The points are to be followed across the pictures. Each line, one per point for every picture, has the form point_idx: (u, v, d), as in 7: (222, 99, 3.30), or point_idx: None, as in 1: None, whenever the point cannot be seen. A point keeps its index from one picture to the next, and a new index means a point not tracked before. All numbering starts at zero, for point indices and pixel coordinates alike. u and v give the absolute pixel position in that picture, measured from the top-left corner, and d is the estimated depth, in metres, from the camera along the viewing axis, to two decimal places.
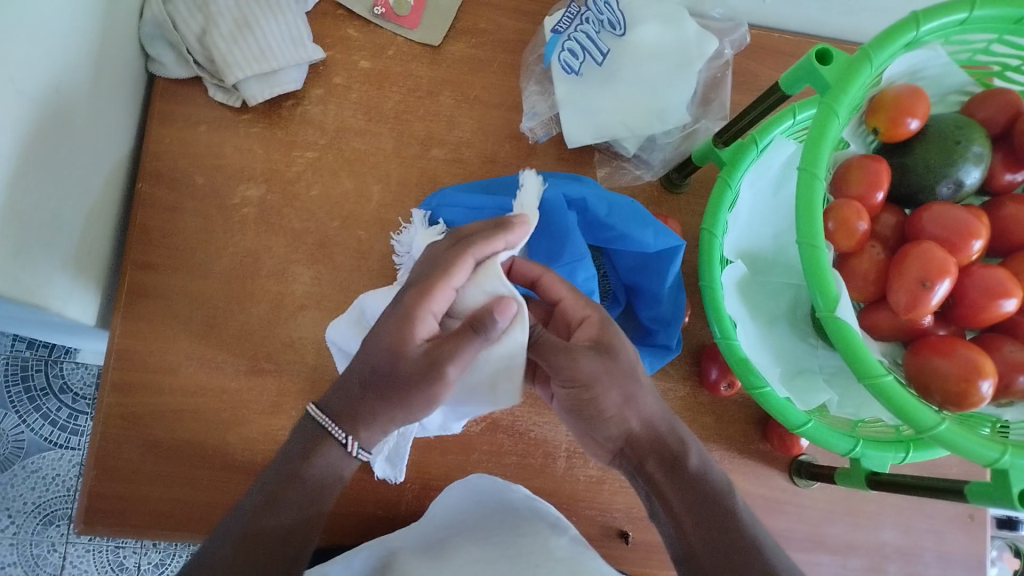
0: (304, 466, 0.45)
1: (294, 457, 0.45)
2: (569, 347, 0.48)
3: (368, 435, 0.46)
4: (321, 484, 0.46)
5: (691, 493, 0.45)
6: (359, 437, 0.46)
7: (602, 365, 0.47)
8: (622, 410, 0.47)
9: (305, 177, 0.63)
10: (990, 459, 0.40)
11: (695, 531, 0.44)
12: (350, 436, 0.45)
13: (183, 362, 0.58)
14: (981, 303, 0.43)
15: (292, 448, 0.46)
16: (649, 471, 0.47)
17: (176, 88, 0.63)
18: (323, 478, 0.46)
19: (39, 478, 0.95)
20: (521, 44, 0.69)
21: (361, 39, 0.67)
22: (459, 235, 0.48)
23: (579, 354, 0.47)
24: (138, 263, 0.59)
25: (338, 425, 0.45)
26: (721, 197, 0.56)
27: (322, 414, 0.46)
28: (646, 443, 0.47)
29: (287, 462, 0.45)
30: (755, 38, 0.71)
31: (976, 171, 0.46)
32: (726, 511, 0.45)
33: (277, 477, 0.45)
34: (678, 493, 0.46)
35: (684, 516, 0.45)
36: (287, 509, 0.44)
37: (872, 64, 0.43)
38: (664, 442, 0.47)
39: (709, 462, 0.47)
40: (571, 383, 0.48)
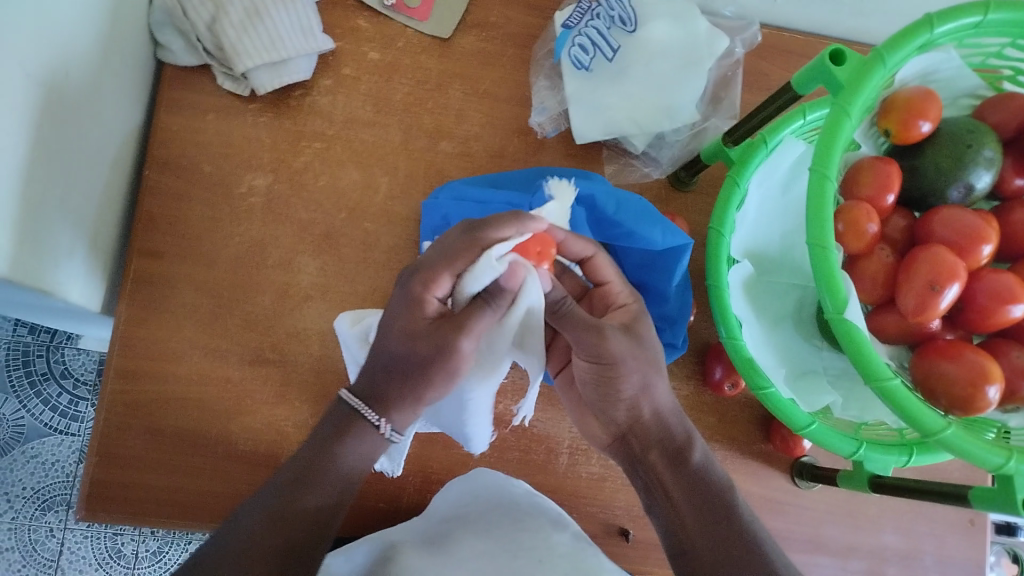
0: (330, 452, 0.46)
1: (319, 444, 0.46)
2: (597, 324, 0.46)
3: (399, 416, 0.46)
4: (350, 470, 0.46)
5: (694, 489, 0.46)
6: (391, 419, 0.46)
7: (629, 347, 0.46)
8: (641, 394, 0.47)
9: (313, 167, 0.63)
10: (994, 464, 0.40)
11: (699, 526, 0.45)
12: (382, 418, 0.46)
13: (187, 350, 0.58)
14: (990, 308, 0.43)
15: (322, 430, 0.47)
16: (652, 460, 0.48)
17: (184, 76, 0.63)
18: (350, 466, 0.46)
19: (39, 463, 0.95)
20: (531, 38, 0.68)
21: (371, 30, 0.66)
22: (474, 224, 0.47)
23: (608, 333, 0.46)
24: (144, 251, 0.59)
25: (369, 407, 0.46)
26: (731, 196, 0.56)
27: (358, 402, 0.46)
28: (654, 433, 0.48)
29: (315, 448, 0.46)
30: (767, 37, 0.70)
31: (987, 175, 0.46)
32: (732, 507, 0.46)
33: (297, 469, 0.45)
34: (680, 487, 0.47)
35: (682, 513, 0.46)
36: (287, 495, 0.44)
37: (885, 65, 0.42)
38: (668, 432, 0.48)
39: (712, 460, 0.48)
40: (595, 360, 0.47)
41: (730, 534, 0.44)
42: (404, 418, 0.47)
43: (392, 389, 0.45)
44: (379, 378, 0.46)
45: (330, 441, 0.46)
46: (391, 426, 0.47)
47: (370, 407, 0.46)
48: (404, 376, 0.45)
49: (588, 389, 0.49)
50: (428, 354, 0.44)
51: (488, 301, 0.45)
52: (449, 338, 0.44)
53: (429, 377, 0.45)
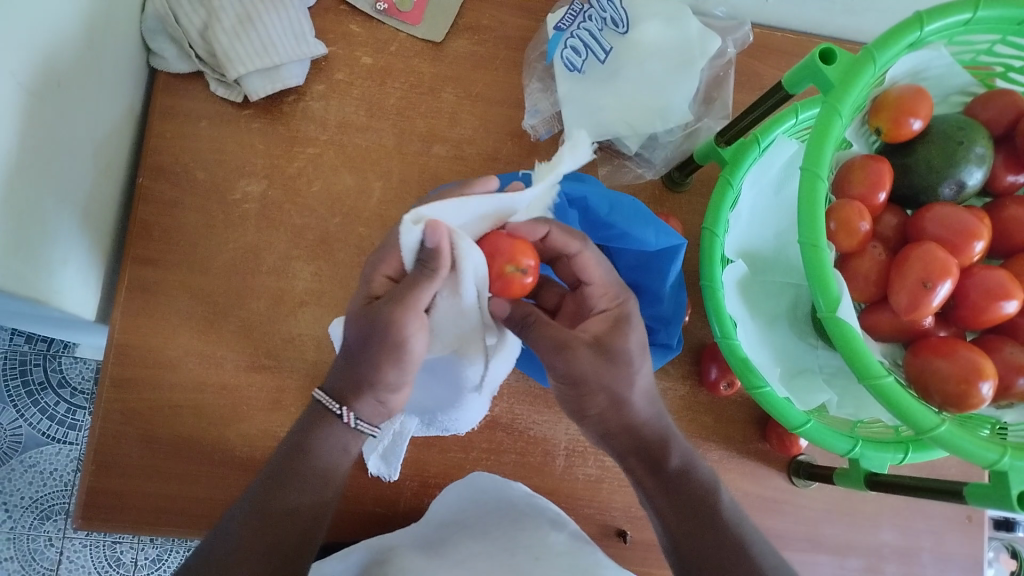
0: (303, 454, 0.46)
1: (295, 444, 0.46)
2: (565, 341, 0.46)
3: (361, 405, 0.45)
4: (325, 468, 0.46)
5: (677, 493, 0.47)
6: (354, 408, 0.45)
7: (597, 365, 0.45)
8: (610, 409, 0.46)
9: (306, 172, 0.63)
10: (989, 460, 0.40)
11: (682, 534, 0.47)
12: (343, 407, 0.45)
13: (182, 357, 0.58)
14: (982, 305, 0.43)
15: (299, 425, 0.47)
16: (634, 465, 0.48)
17: (177, 83, 0.63)
18: (325, 464, 0.46)
19: (37, 472, 0.95)
20: (523, 41, 0.69)
21: (363, 35, 0.66)
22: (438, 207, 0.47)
23: (577, 352, 0.45)
24: (139, 258, 0.59)
25: (333, 399, 0.45)
26: (723, 197, 0.56)
27: (328, 398, 0.46)
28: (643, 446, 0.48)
29: (291, 447, 0.46)
30: (759, 38, 0.71)
31: (978, 172, 0.46)
32: (711, 509, 0.47)
33: (280, 468, 0.45)
34: (665, 495, 0.47)
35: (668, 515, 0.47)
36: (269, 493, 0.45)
37: (876, 64, 0.43)
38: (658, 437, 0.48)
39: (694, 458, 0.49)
40: (565, 379, 0.46)
41: (706, 537, 0.46)
42: (370, 409, 0.46)
43: (347, 377, 0.45)
44: (341, 369, 0.45)
45: (306, 443, 0.46)
46: (357, 416, 0.45)
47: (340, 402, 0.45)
48: (356, 357, 0.44)
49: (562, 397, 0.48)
50: (368, 333, 0.43)
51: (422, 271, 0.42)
52: (383, 312, 0.43)
53: (382, 364, 0.43)
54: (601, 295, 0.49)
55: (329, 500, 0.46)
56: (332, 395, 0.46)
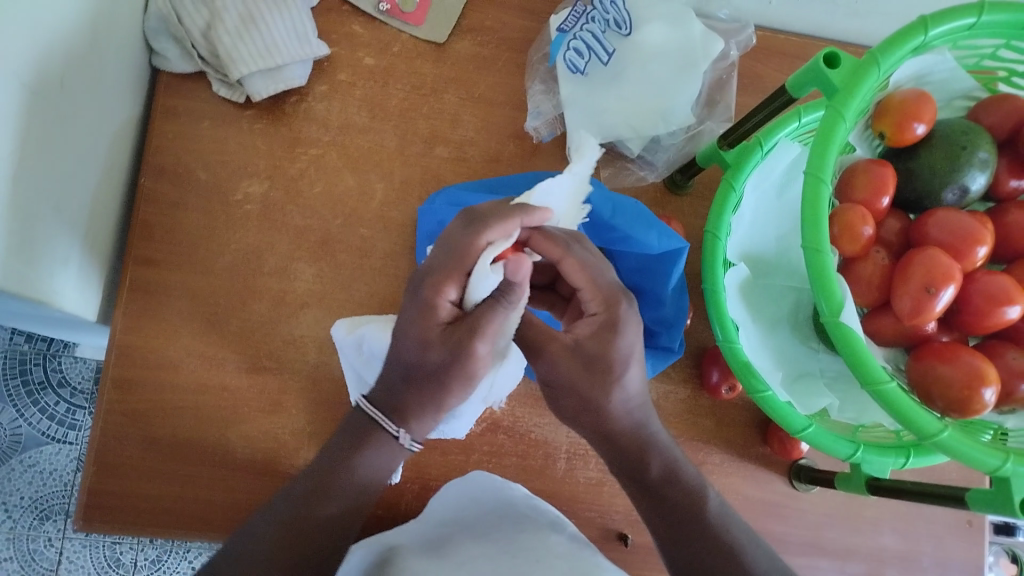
0: (340, 467, 0.46)
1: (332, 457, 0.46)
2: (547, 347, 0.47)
3: (417, 425, 0.46)
4: (366, 481, 0.47)
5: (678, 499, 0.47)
6: (411, 430, 0.46)
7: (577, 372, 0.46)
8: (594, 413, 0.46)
9: (308, 174, 0.63)
10: (991, 467, 0.40)
11: (678, 539, 0.47)
12: (400, 427, 0.45)
13: (184, 358, 0.58)
14: (985, 310, 0.43)
15: (334, 442, 0.47)
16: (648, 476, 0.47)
17: (179, 83, 0.63)
18: (366, 476, 0.46)
19: (36, 472, 0.95)
20: (526, 43, 0.68)
21: (366, 36, 0.66)
22: (471, 214, 0.47)
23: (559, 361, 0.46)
24: (140, 258, 0.59)
25: (388, 418, 0.45)
26: (726, 200, 0.56)
27: (371, 407, 0.46)
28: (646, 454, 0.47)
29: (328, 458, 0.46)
30: (762, 40, 0.71)
31: (982, 177, 0.46)
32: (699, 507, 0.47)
33: (308, 483, 0.46)
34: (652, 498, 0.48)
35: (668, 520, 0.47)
36: (295, 506, 0.45)
37: (880, 68, 0.42)
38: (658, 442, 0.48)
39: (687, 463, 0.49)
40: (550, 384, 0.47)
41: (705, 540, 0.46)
42: (423, 428, 0.46)
43: (405, 394, 0.45)
44: (399, 389, 0.45)
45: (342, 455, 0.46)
46: (411, 436, 0.46)
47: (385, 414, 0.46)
48: (422, 384, 0.44)
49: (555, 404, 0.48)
50: (441, 361, 0.43)
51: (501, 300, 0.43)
52: (464, 343, 0.43)
53: (447, 386, 0.44)
54: (593, 298, 0.47)
55: (364, 509, 0.47)
56: (388, 413, 0.46)
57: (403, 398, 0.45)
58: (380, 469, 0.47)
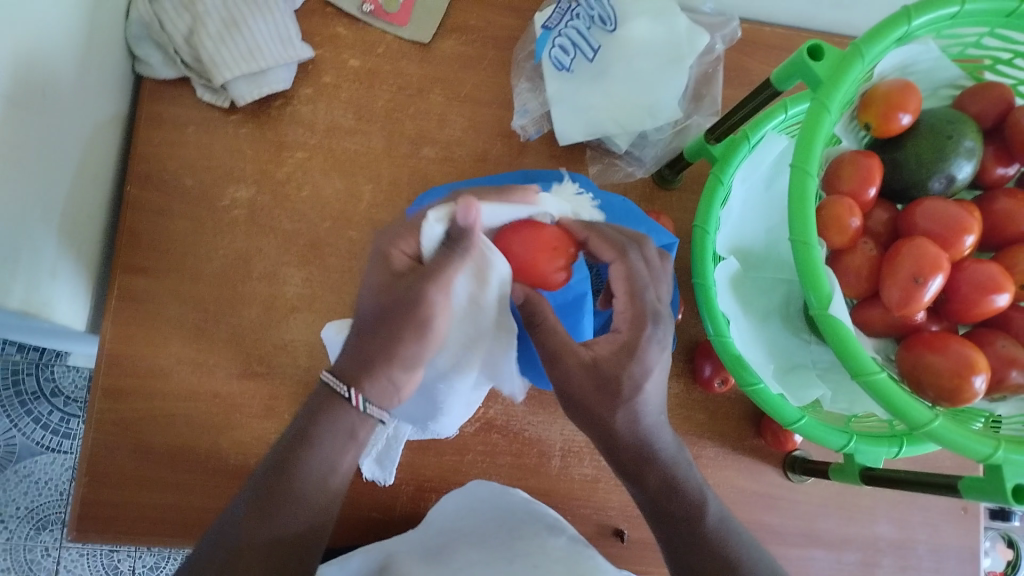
0: (288, 466, 0.44)
1: (283, 454, 0.45)
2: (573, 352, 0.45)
3: (371, 387, 0.44)
4: (321, 482, 0.45)
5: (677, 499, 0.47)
6: (363, 390, 0.44)
7: (602, 390, 0.44)
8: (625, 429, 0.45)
9: (295, 177, 0.63)
10: (983, 454, 0.40)
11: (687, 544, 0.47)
12: (351, 389, 0.44)
13: (175, 365, 0.58)
14: (973, 298, 0.43)
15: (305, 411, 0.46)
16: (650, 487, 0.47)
17: (163, 89, 0.62)
18: (320, 468, 0.44)
19: (32, 482, 0.94)
20: (511, 41, 0.68)
21: (350, 37, 0.66)
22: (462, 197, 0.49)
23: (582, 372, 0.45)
24: (128, 267, 0.59)
25: (341, 381, 0.45)
26: (714, 193, 0.56)
27: (334, 378, 0.45)
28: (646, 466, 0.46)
29: (278, 454, 0.45)
30: (747, 33, 0.71)
31: (968, 166, 0.46)
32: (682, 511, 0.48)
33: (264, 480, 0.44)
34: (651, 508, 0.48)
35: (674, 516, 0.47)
36: (253, 510, 0.43)
37: (864, 59, 0.43)
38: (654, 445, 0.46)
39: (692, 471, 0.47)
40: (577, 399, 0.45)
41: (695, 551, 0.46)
42: (378, 390, 0.45)
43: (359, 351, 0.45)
44: (357, 348, 0.45)
45: (295, 450, 0.44)
46: (365, 399, 0.44)
47: (343, 381, 0.44)
48: (375, 330, 0.44)
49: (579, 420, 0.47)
50: (396, 307, 0.44)
51: (453, 245, 0.44)
52: (419, 289, 0.44)
53: (402, 332, 0.44)
54: (624, 311, 0.47)
55: (330, 504, 0.45)
56: (340, 376, 0.45)
57: (362, 354, 0.45)
58: (334, 463, 0.45)
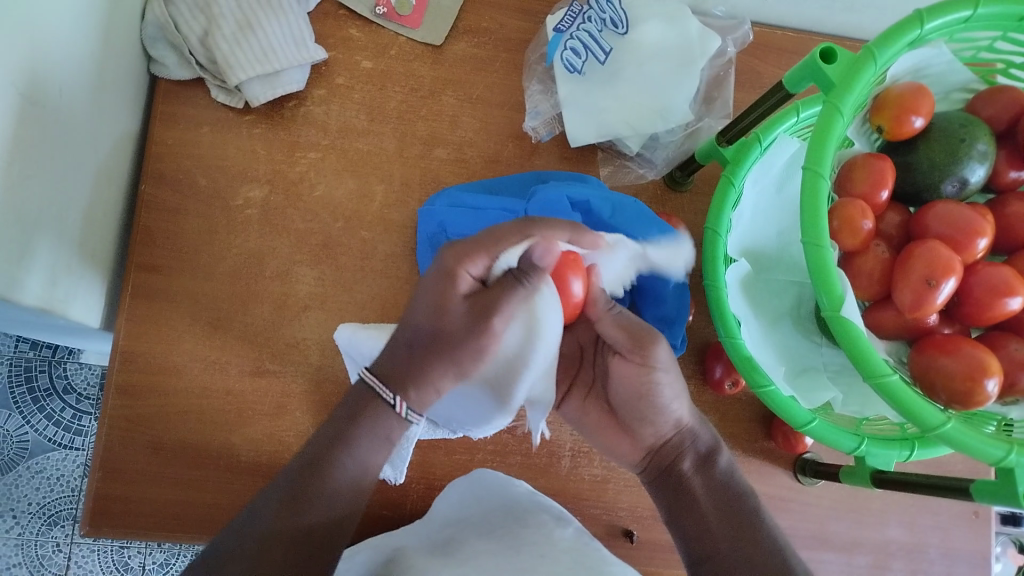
0: (328, 461, 0.46)
1: (318, 453, 0.46)
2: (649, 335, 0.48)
3: (416, 395, 0.47)
4: (355, 477, 0.47)
5: (722, 494, 0.48)
6: (408, 398, 0.47)
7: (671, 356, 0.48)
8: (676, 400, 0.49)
9: (308, 177, 0.63)
10: (995, 458, 0.40)
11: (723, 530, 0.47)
12: (397, 395, 0.46)
13: (187, 363, 0.58)
14: (986, 301, 0.43)
15: (342, 414, 0.47)
16: (682, 468, 0.49)
17: (178, 90, 0.63)
18: (359, 466, 0.47)
19: (44, 478, 0.95)
20: (524, 43, 0.69)
21: (363, 39, 0.66)
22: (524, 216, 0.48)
23: (658, 343, 0.48)
24: (142, 265, 0.59)
25: (384, 385, 0.47)
26: (724, 198, 0.56)
27: (374, 379, 0.47)
28: (684, 441, 0.50)
29: (315, 451, 0.47)
30: (758, 36, 0.71)
31: (981, 168, 0.47)
32: (693, 501, 0.49)
33: (288, 481, 0.46)
34: (674, 494, 0.49)
35: (709, 508, 0.48)
36: (279, 506, 0.44)
37: (877, 62, 0.43)
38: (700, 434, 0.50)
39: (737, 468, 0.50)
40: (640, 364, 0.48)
41: (720, 534, 0.47)
42: (422, 399, 0.47)
43: (408, 365, 0.47)
44: (403, 357, 0.47)
45: (332, 446, 0.46)
46: (408, 406, 0.47)
47: (385, 384, 0.47)
48: (425, 349, 0.46)
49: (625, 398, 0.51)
50: (455, 336, 0.46)
51: (523, 278, 0.45)
52: (481, 320, 0.45)
53: (454, 356, 0.46)
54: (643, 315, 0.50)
55: (361, 499, 0.48)
56: (383, 380, 0.47)
57: (404, 370, 0.47)
58: (367, 463, 0.47)
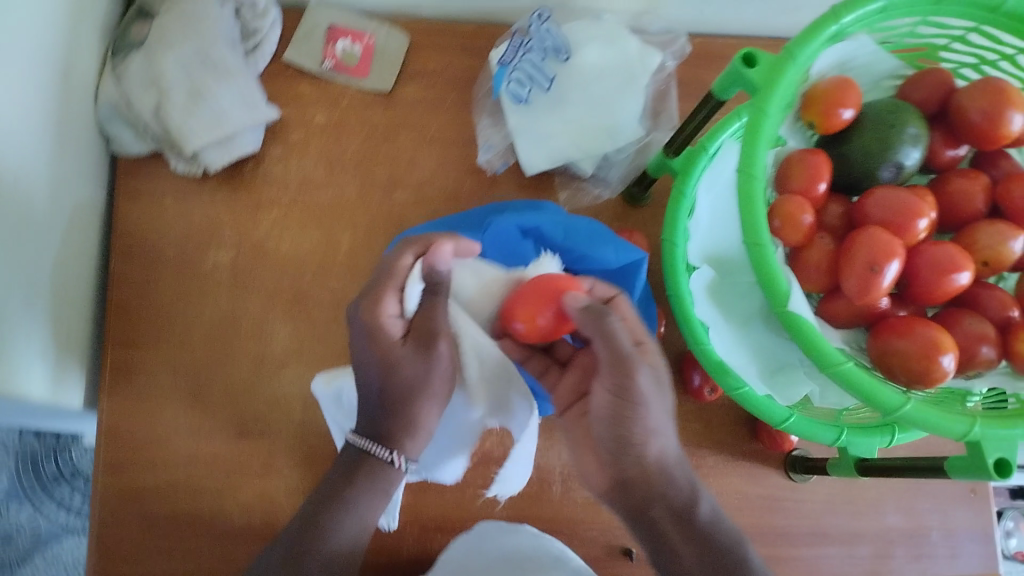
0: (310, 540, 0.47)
1: (301, 531, 0.47)
2: (629, 359, 0.46)
3: (410, 447, 0.49)
4: (349, 544, 0.48)
5: (705, 542, 0.47)
6: (403, 450, 0.49)
7: (655, 386, 0.47)
8: (651, 437, 0.47)
9: (273, 235, 0.64)
10: (960, 432, 0.40)
11: None
12: (391, 452, 0.48)
13: (171, 432, 0.59)
14: (933, 280, 0.44)
15: (313, 502, 0.49)
16: (656, 515, 0.47)
17: (138, 165, 0.64)
18: (350, 536, 0.48)
19: (60, 565, 0.96)
20: (470, 79, 0.70)
21: (314, 94, 0.68)
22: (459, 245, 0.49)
23: (637, 369, 0.46)
24: (118, 341, 0.60)
25: (379, 445, 0.48)
26: (678, 206, 0.58)
27: (363, 440, 0.49)
28: (660, 487, 0.48)
29: (296, 536, 0.47)
30: (699, 46, 0.72)
31: (915, 152, 0.48)
32: (675, 547, 0.47)
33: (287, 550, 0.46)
34: (649, 538, 0.48)
35: (691, 562, 0.47)
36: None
37: (797, 61, 0.44)
38: (675, 482, 0.48)
39: (718, 510, 0.49)
40: (617, 395, 0.47)
41: None
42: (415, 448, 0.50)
43: (393, 421, 0.48)
44: (379, 416, 0.48)
45: (314, 528, 0.47)
46: (404, 458, 0.49)
47: (375, 442, 0.48)
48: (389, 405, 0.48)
49: (603, 431, 0.49)
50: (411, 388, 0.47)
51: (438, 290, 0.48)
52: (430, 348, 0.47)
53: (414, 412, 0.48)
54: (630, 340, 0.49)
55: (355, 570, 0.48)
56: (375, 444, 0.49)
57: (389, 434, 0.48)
58: (364, 521, 0.49)
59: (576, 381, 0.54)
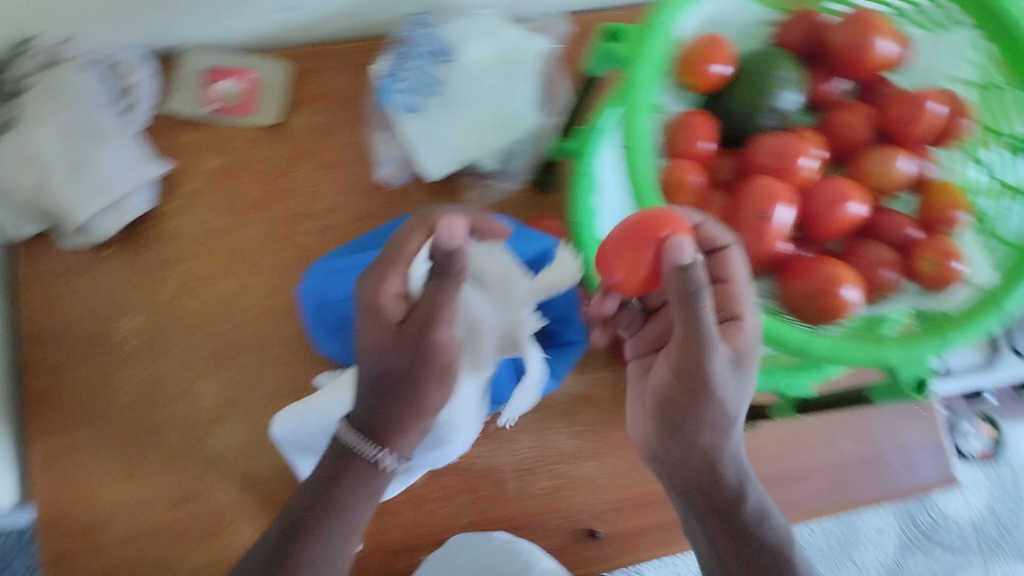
0: (297, 555, 0.46)
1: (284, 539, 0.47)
2: (709, 342, 0.40)
3: (399, 449, 0.47)
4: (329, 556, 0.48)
5: (743, 537, 0.48)
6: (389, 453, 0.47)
7: (729, 375, 0.41)
8: (707, 428, 0.44)
9: (183, 291, 0.63)
10: (878, 361, 0.45)
11: None
12: (377, 454, 0.47)
13: (112, 511, 0.58)
14: (827, 213, 0.48)
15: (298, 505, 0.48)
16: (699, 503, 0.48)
17: (29, 247, 0.62)
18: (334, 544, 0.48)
19: None
20: (357, 96, 0.68)
21: (201, 141, 0.66)
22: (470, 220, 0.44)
23: (709, 355, 0.40)
24: (40, 431, 0.59)
25: (363, 446, 0.47)
26: (581, 184, 0.57)
27: (350, 438, 0.47)
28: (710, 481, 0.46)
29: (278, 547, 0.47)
30: (580, 25, 0.72)
31: (793, 96, 0.50)
32: (714, 536, 0.48)
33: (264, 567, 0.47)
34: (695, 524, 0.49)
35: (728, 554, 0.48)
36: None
37: (659, 33, 0.45)
38: (725, 480, 0.47)
39: (763, 498, 0.49)
40: (681, 377, 0.42)
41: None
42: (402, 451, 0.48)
43: (384, 420, 0.46)
44: (371, 410, 0.46)
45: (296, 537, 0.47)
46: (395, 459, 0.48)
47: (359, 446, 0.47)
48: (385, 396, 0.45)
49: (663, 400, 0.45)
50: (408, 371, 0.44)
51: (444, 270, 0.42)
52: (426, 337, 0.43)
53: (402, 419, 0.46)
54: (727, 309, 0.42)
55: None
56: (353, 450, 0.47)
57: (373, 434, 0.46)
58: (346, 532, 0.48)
59: (656, 336, 0.51)
